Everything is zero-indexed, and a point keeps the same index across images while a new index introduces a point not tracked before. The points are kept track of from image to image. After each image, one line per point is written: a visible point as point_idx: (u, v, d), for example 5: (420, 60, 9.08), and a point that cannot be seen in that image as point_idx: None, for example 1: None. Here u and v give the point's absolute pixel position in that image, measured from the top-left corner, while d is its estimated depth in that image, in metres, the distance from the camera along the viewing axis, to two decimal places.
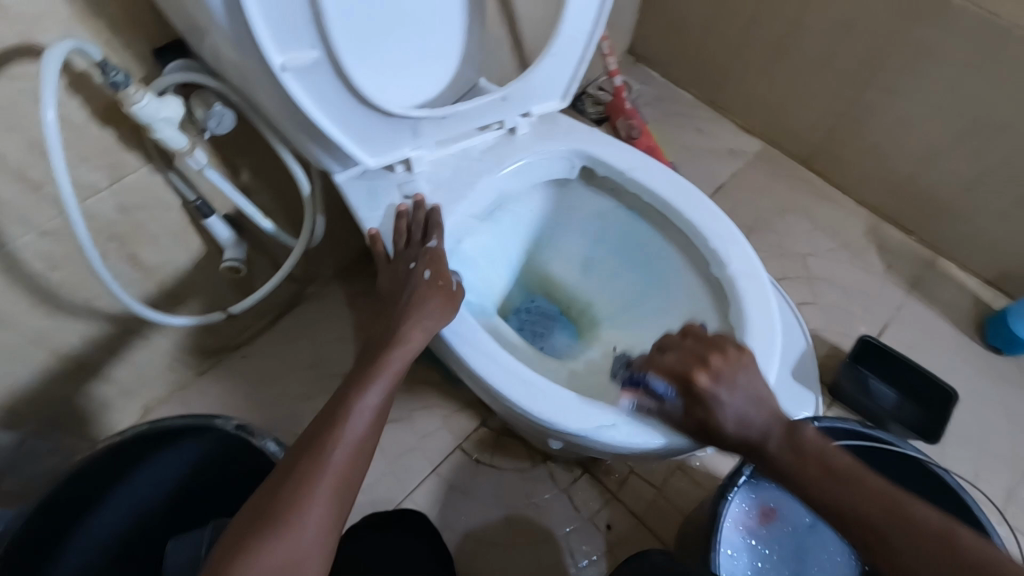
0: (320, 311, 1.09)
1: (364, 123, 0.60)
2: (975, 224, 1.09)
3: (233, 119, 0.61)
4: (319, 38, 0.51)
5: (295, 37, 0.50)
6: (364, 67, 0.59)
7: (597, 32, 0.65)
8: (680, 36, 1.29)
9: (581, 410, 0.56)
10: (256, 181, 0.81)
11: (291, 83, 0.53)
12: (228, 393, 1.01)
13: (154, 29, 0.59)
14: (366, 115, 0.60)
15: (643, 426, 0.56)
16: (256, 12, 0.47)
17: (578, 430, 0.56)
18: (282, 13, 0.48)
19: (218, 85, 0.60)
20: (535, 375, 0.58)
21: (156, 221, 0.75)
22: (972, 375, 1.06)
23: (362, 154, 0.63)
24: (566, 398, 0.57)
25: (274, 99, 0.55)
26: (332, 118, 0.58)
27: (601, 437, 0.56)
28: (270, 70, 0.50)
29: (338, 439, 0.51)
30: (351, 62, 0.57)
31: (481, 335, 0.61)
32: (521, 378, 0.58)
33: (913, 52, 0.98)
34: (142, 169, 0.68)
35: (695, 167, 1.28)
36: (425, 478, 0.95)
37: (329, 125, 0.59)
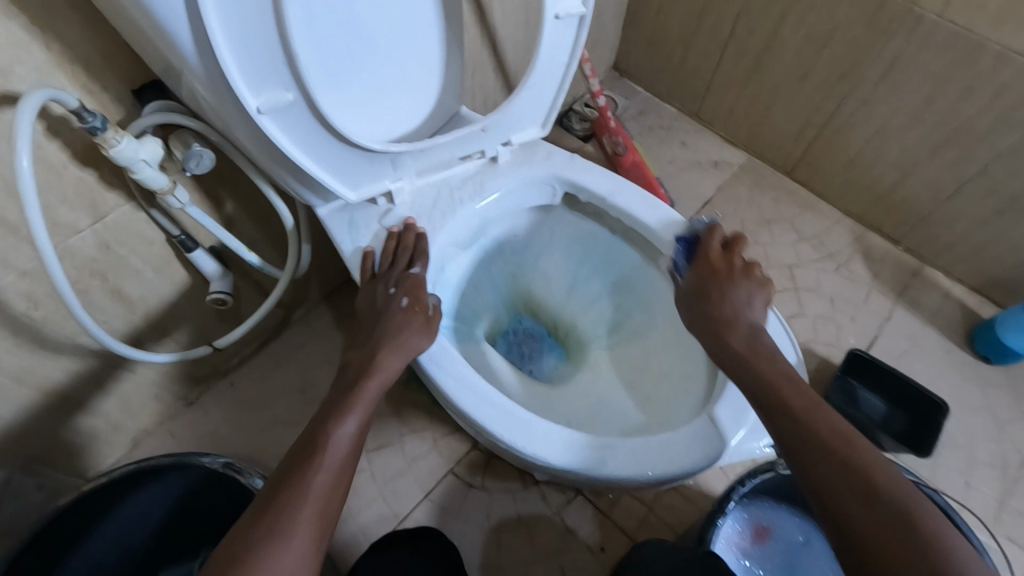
0: (310, 336, 1.09)
1: (343, 158, 0.61)
2: (958, 233, 1.10)
3: (213, 159, 0.61)
4: (293, 81, 0.51)
5: (268, 81, 0.50)
6: (343, 105, 0.60)
7: (573, 63, 0.65)
8: (662, 52, 1.30)
9: (565, 443, 0.57)
10: (241, 213, 0.81)
11: (267, 124, 0.53)
12: (218, 422, 1.00)
13: (132, 71, 0.59)
14: (345, 151, 0.60)
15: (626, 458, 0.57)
16: (228, 60, 0.47)
17: (563, 464, 0.56)
18: (254, 59, 0.48)
19: (197, 125, 0.60)
20: (517, 408, 0.59)
21: (140, 256, 0.75)
22: (960, 383, 1.06)
23: (343, 188, 0.64)
24: (548, 429, 0.58)
25: (252, 139, 0.55)
26: (310, 155, 0.59)
27: (586, 471, 0.56)
28: (246, 114, 0.51)
29: (330, 451, 0.51)
30: (328, 100, 0.57)
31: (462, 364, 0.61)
32: (504, 409, 0.58)
33: (889, 66, 0.99)
34: (125, 207, 0.68)
35: (681, 181, 1.29)
36: (417, 503, 0.95)
37: (309, 163, 0.59)
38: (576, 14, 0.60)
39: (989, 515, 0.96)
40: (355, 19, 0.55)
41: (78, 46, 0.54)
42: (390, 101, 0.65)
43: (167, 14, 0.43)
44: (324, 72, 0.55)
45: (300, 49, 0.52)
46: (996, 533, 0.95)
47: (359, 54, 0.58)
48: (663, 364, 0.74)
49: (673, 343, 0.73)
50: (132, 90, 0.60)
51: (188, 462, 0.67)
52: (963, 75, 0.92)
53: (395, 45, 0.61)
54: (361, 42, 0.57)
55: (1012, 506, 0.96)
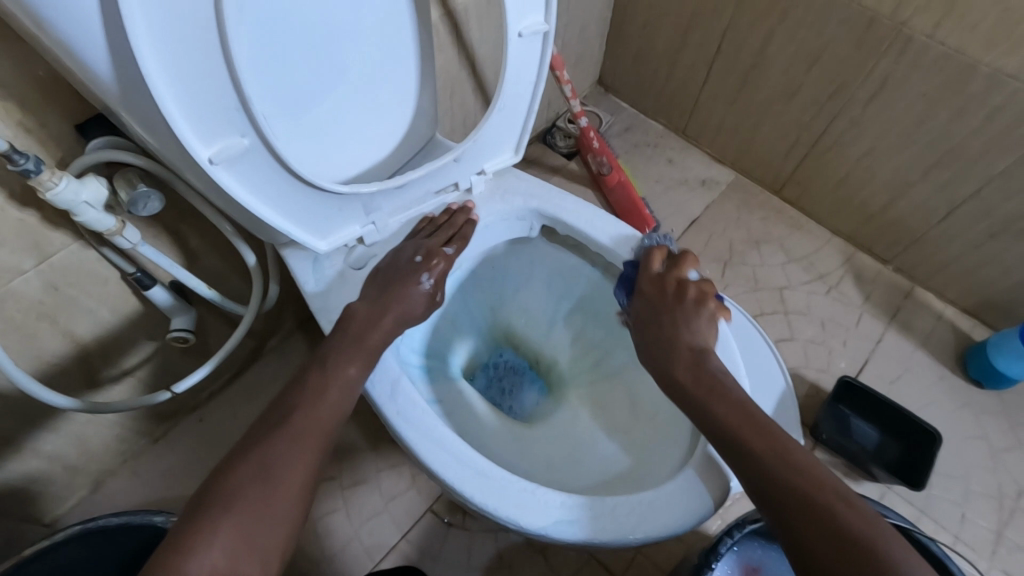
0: (283, 366, 1.05)
1: (308, 203, 0.56)
2: (949, 255, 1.07)
3: (160, 200, 0.57)
4: (249, 126, 0.47)
5: (219, 128, 0.46)
6: (308, 148, 0.55)
7: (541, 82, 0.62)
8: (648, 68, 1.27)
9: (538, 503, 0.53)
10: (202, 246, 0.77)
11: (221, 174, 0.48)
12: (185, 459, 0.96)
13: (72, 105, 0.55)
14: (310, 196, 0.56)
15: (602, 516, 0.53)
16: (173, 109, 0.42)
17: (537, 528, 0.52)
18: (201, 105, 0.44)
19: (144, 163, 0.55)
20: (488, 465, 0.55)
21: (92, 295, 0.70)
22: (954, 410, 1.04)
23: (309, 234, 0.60)
24: (521, 488, 0.54)
25: (206, 185, 0.51)
26: (272, 201, 0.54)
27: (559, 533, 0.52)
28: (197, 165, 0.46)
29: (290, 433, 0.49)
30: (290, 142, 0.53)
31: (429, 416, 0.57)
32: (475, 467, 0.55)
33: (878, 86, 0.96)
34: (72, 246, 0.64)
35: (668, 200, 1.26)
36: (393, 544, 0.91)
37: (270, 209, 0.55)
38: (539, 32, 0.57)
39: (986, 549, 0.93)
40: (320, 57, 0.51)
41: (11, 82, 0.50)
42: (363, 141, 0.60)
43: (88, 52, 0.39)
44: (284, 115, 0.51)
45: (254, 92, 0.47)
46: (992, 568, 0.91)
47: (326, 95, 0.53)
48: (647, 406, 0.70)
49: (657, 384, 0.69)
50: (75, 125, 0.56)
51: (139, 522, 0.62)
52: (954, 97, 0.90)
53: (368, 83, 0.57)
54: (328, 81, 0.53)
55: (1008, 539, 0.93)
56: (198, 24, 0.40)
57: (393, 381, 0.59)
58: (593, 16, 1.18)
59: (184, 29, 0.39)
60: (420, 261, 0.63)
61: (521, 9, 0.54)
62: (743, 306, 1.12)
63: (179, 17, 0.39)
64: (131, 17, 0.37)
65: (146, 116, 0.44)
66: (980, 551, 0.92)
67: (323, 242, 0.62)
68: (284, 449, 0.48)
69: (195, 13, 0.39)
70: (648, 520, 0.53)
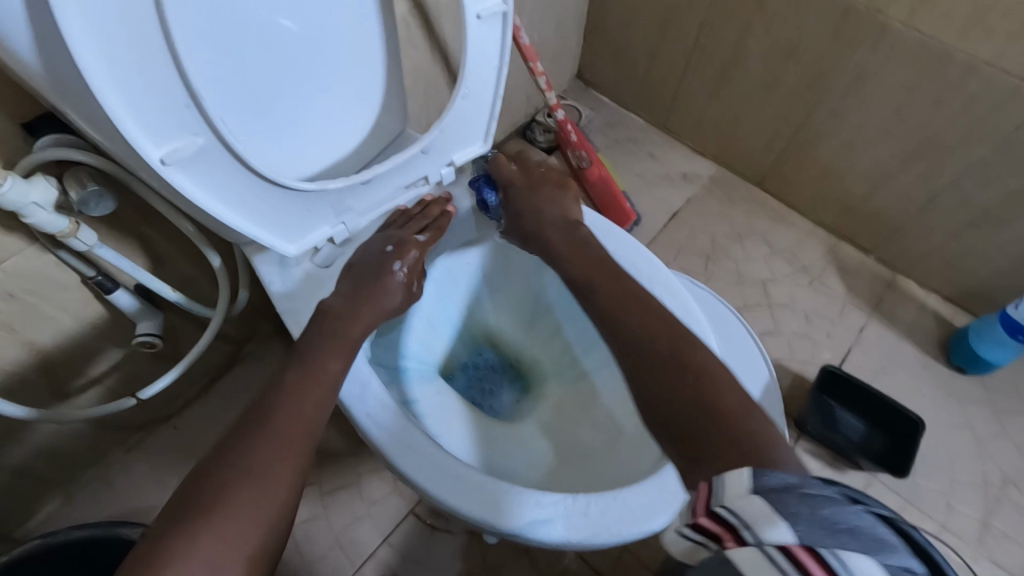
0: (260, 371, 1.03)
1: (274, 205, 0.54)
2: (931, 243, 1.07)
3: (112, 200, 0.55)
4: (204, 124, 0.45)
5: (171, 125, 0.43)
6: (269, 146, 0.53)
7: (505, 65, 0.60)
8: (627, 61, 1.26)
9: (514, 502, 0.52)
10: (168, 248, 0.75)
11: (177, 176, 0.46)
12: (159, 469, 0.93)
13: (19, 102, 0.53)
14: (277, 197, 0.54)
15: (584, 517, 0.51)
16: (119, 107, 0.40)
17: (512, 528, 0.51)
18: (149, 102, 0.41)
19: (96, 162, 0.53)
20: (462, 466, 0.53)
21: (52, 301, 0.68)
22: (938, 398, 1.03)
23: (279, 238, 0.57)
24: (496, 489, 0.52)
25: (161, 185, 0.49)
26: (235, 205, 0.52)
27: (537, 533, 0.51)
28: (150, 169, 0.44)
29: (267, 437, 0.47)
30: (248, 139, 0.50)
31: (400, 418, 0.55)
32: (449, 468, 0.53)
33: (856, 75, 0.96)
34: (27, 251, 0.62)
35: (650, 194, 1.25)
36: (376, 549, 0.89)
37: (234, 214, 0.52)
38: (497, 13, 0.55)
39: (972, 537, 0.93)
40: (275, 50, 0.49)
41: None
42: (327, 138, 0.59)
43: (13, 36, 0.37)
44: (241, 110, 0.49)
45: (206, 86, 0.45)
46: (979, 556, 0.91)
47: (284, 87, 0.51)
48: (628, 403, 0.69)
49: None
50: (23, 123, 0.54)
51: (106, 536, 0.60)
52: (932, 85, 0.89)
53: (330, 76, 0.55)
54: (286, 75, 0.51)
55: (995, 527, 0.93)
56: (139, 15, 0.38)
57: (363, 380, 0.57)
58: (570, 10, 1.17)
59: (124, 20, 0.37)
60: (390, 250, 0.61)
61: None
62: (726, 300, 1.12)
63: (114, 5, 0.36)
64: (63, 7, 0.34)
65: (89, 113, 0.42)
66: (968, 540, 0.92)
67: (293, 246, 0.59)
68: (261, 452, 0.46)
69: (134, 2, 0.37)
70: (627, 518, 0.51)
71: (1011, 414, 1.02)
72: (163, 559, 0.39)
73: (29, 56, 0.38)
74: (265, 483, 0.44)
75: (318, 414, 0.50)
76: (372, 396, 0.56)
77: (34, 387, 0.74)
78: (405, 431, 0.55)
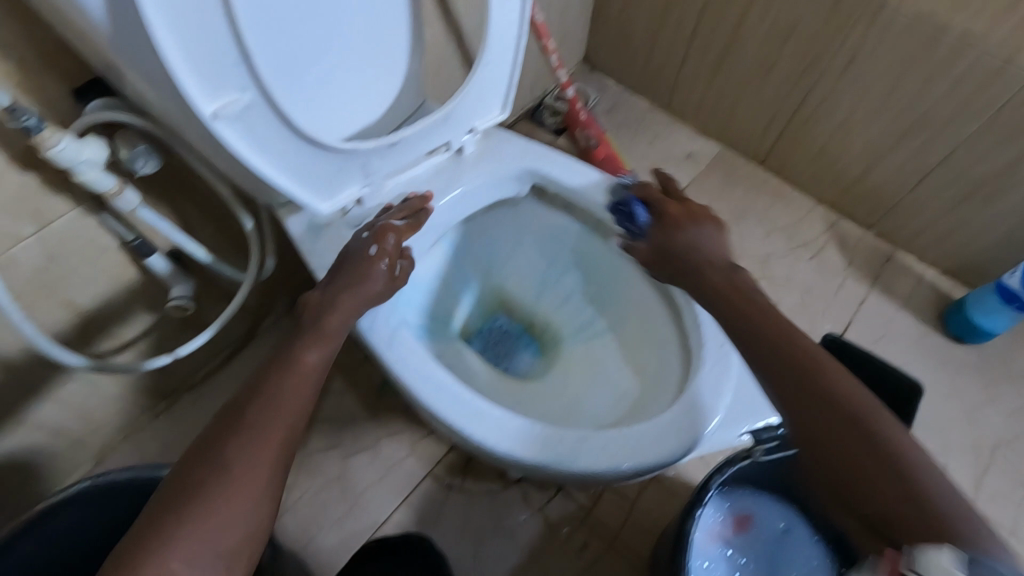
0: (280, 343, 1.06)
1: (308, 163, 0.58)
2: (927, 218, 1.11)
3: (158, 161, 0.60)
4: (250, 81, 0.49)
5: (222, 81, 0.47)
6: (307, 108, 0.56)
7: (524, 35, 0.64)
8: (632, 45, 1.29)
9: (535, 436, 0.56)
10: (198, 217, 0.78)
11: (224, 130, 0.50)
12: (185, 435, 0.97)
13: (69, 69, 0.56)
14: (312, 155, 0.57)
15: (602, 450, 0.55)
16: (177, 62, 0.44)
17: (533, 459, 0.55)
18: (203, 58, 0.45)
19: (143, 124, 0.57)
20: (488, 405, 0.57)
21: (91, 265, 0.72)
22: (934, 366, 1.07)
23: (312, 197, 0.61)
24: (519, 426, 0.56)
25: (207, 141, 0.52)
26: (274, 161, 0.55)
27: (556, 464, 0.55)
28: (202, 122, 0.48)
29: (270, 398, 0.50)
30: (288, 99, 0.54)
31: (430, 364, 0.59)
32: (474, 408, 0.57)
33: (853, 53, 0.99)
34: (70, 214, 0.65)
35: (655, 174, 1.28)
36: (395, 509, 0.92)
37: (273, 171, 0.56)
38: None
39: (967, 496, 0.96)
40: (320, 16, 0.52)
41: (11, 43, 0.51)
42: (358, 103, 0.62)
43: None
44: (286, 71, 0.52)
45: (257, 47, 0.48)
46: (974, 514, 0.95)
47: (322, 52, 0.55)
48: (640, 358, 0.72)
49: (648, 333, 0.72)
50: (73, 89, 0.58)
51: (154, 476, 0.65)
52: (927, 61, 0.92)
53: (363, 45, 0.59)
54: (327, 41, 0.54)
55: (988, 487, 0.97)
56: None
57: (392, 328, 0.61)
58: None
59: None
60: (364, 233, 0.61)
61: None
62: None
63: None
64: None
65: (147, 70, 0.46)
66: None
67: (326, 205, 0.63)
68: (266, 412, 0.49)
69: None
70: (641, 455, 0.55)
71: (1004, 382, 1.05)
72: (184, 508, 0.44)
73: (98, 13, 0.42)
74: (268, 439, 0.48)
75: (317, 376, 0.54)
76: (403, 343, 0.60)
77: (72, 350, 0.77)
78: (434, 375, 0.58)
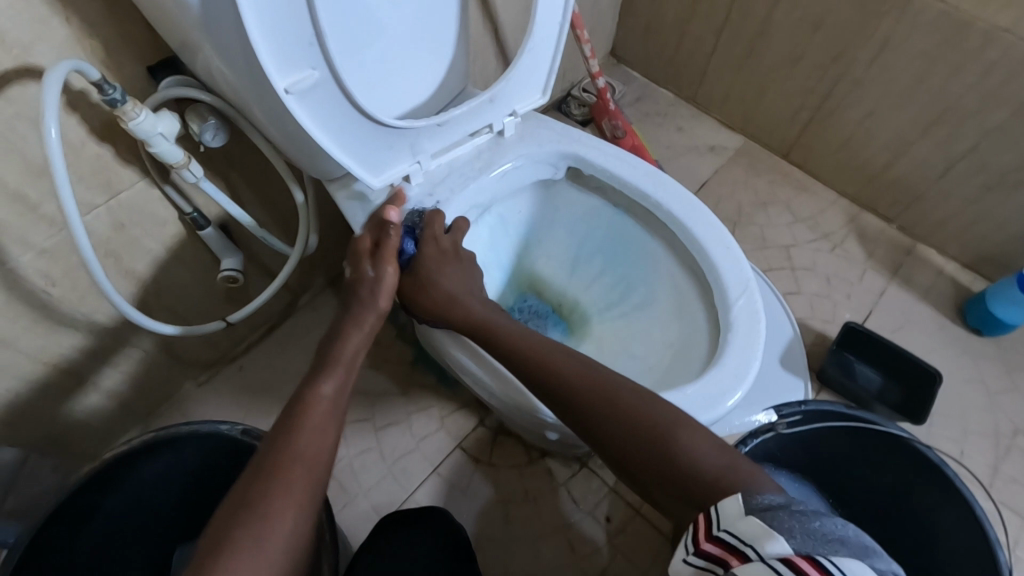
0: (315, 320, 1.11)
1: (365, 139, 0.62)
2: (949, 210, 1.12)
3: (225, 135, 0.63)
4: (321, 60, 0.53)
5: (296, 59, 0.51)
6: (365, 86, 0.60)
7: (567, 22, 0.67)
8: (659, 38, 1.32)
9: None
10: (249, 193, 0.83)
11: (294, 106, 0.54)
12: (227, 403, 1.02)
13: (148, 48, 0.61)
14: (368, 131, 0.61)
15: None
16: (259, 40, 0.48)
17: None
18: (282, 37, 0.49)
19: (212, 101, 0.61)
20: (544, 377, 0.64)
21: (153, 234, 0.76)
22: (953, 356, 1.09)
23: (365, 172, 0.65)
24: None
25: (275, 117, 0.56)
26: (334, 137, 0.59)
27: None
28: (274, 96, 0.52)
29: (301, 424, 0.50)
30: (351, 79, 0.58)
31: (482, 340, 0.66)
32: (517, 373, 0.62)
33: (878, 47, 1.01)
34: (138, 185, 0.70)
35: (678, 165, 1.31)
36: (426, 478, 0.96)
37: (333, 145, 0.60)
38: None
39: (983, 481, 0.98)
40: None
41: (98, 22, 0.56)
42: (410, 84, 0.66)
43: None
44: (348, 50, 0.56)
45: (325, 27, 0.52)
46: (989, 498, 0.96)
47: (383, 36, 0.59)
48: (669, 334, 0.75)
49: (678, 310, 0.74)
50: (147, 67, 0.62)
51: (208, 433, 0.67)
52: (951, 54, 0.95)
53: (418, 30, 0.62)
54: (386, 23, 0.58)
55: (1005, 473, 0.99)
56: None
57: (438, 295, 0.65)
58: None
59: None
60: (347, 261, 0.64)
61: None
62: (752, 262, 1.18)
63: None
64: None
65: (230, 49, 0.50)
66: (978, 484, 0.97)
67: (377, 179, 0.66)
68: (304, 436, 0.49)
69: None
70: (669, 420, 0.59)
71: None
72: (232, 540, 0.42)
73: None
74: (300, 463, 0.48)
75: (341, 398, 0.54)
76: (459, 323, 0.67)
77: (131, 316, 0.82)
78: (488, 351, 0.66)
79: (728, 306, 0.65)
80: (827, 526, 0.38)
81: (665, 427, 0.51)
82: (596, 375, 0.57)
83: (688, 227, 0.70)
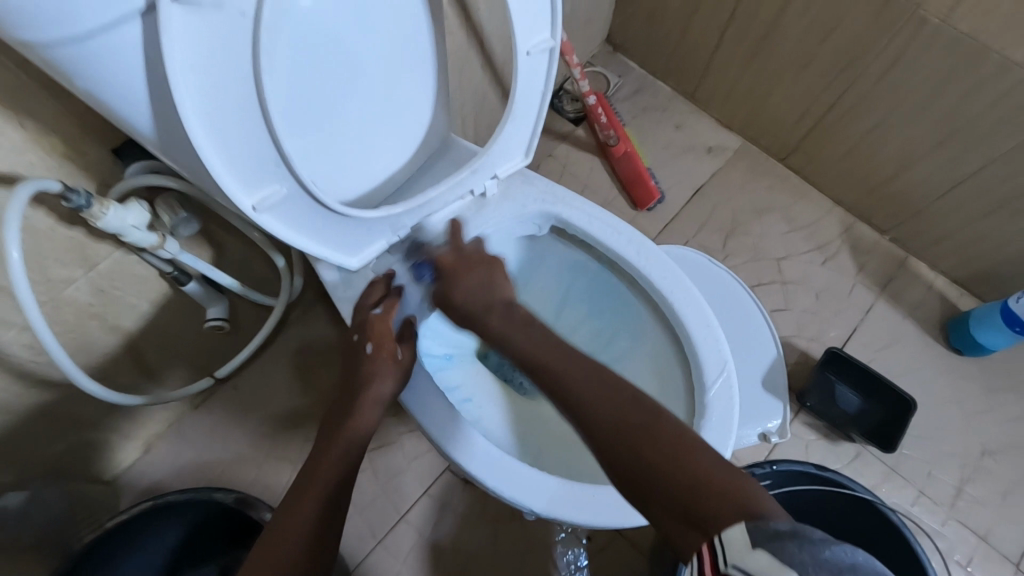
0: (306, 336, 1.12)
1: (341, 229, 0.60)
2: (945, 227, 1.10)
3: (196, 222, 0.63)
4: (288, 173, 0.51)
5: (262, 178, 0.50)
6: (327, 175, 0.59)
7: (549, 90, 0.64)
8: (659, 29, 1.24)
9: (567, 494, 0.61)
10: (230, 241, 0.81)
11: (266, 219, 0.53)
12: (223, 423, 1.05)
13: (109, 132, 0.58)
14: (344, 223, 0.60)
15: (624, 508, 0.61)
16: (222, 170, 0.46)
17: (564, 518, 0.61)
18: (245, 163, 0.47)
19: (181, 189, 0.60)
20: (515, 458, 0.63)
21: (134, 291, 0.76)
22: (934, 376, 1.10)
23: (341, 257, 0.64)
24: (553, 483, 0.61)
25: None
26: (309, 234, 0.58)
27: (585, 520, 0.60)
28: (241, 213, 0.50)
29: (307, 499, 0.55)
30: None
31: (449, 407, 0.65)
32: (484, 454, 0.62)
33: (888, 63, 0.96)
34: (115, 254, 0.69)
35: (674, 168, 1.27)
36: (417, 498, 1.01)
37: (309, 241, 0.59)
38: (546, 49, 0.59)
39: (948, 501, 1.02)
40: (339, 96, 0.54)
41: (56, 119, 0.53)
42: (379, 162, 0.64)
43: (136, 122, 0.43)
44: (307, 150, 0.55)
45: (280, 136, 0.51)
46: (951, 518, 1.01)
47: None
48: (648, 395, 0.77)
49: (657, 374, 0.75)
50: (113, 149, 0.60)
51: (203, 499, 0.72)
52: (963, 77, 0.89)
53: None
54: (346, 116, 0.56)
55: (970, 493, 1.03)
56: (238, 92, 0.43)
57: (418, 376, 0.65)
58: None
59: (228, 102, 0.43)
60: (357, 339, 0.64)
61: (529, 30, 0.56)
62: (742, 277, 1.17)
63: (224, 89, 0.42)
64: (184, 100, 0.40)
65: (192, 172, 0.48)
66: (942, 504, 1.02)
67: (355, 259, 0.65)
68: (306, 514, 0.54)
69: (240, 87, 0.43)
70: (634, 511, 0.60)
71: (1002, 392, 1.09)
72: None
73: (147, 132, 0.44)
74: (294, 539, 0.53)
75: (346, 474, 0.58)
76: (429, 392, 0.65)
77: (121, 363, 0.83)
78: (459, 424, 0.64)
79: (704, 390, 0.65)
80: (836, 554, 0.36)
81: (672, 443, 0.48)
82: (605, 385, 0.54)
83: (671, 302, 0.69)
